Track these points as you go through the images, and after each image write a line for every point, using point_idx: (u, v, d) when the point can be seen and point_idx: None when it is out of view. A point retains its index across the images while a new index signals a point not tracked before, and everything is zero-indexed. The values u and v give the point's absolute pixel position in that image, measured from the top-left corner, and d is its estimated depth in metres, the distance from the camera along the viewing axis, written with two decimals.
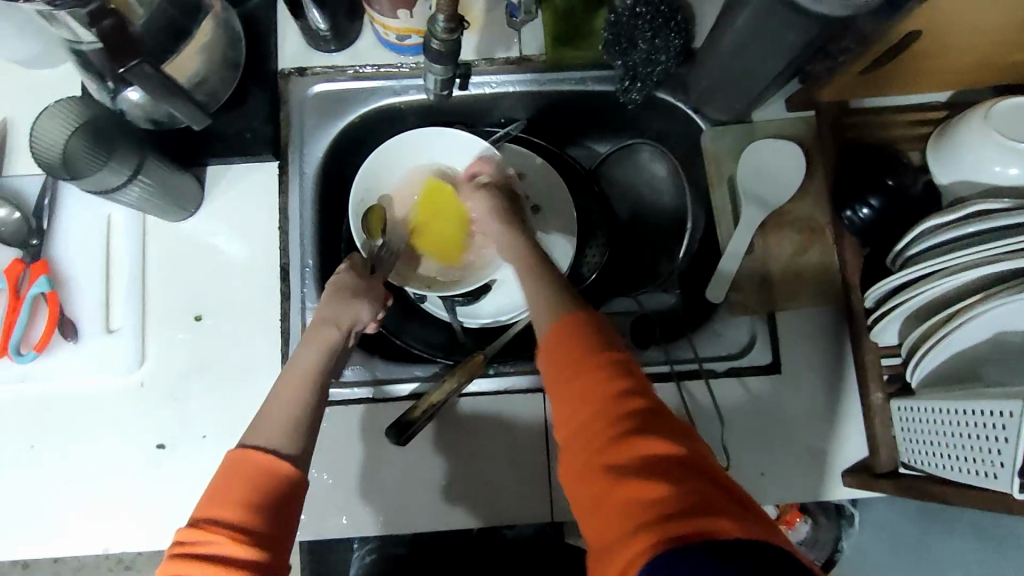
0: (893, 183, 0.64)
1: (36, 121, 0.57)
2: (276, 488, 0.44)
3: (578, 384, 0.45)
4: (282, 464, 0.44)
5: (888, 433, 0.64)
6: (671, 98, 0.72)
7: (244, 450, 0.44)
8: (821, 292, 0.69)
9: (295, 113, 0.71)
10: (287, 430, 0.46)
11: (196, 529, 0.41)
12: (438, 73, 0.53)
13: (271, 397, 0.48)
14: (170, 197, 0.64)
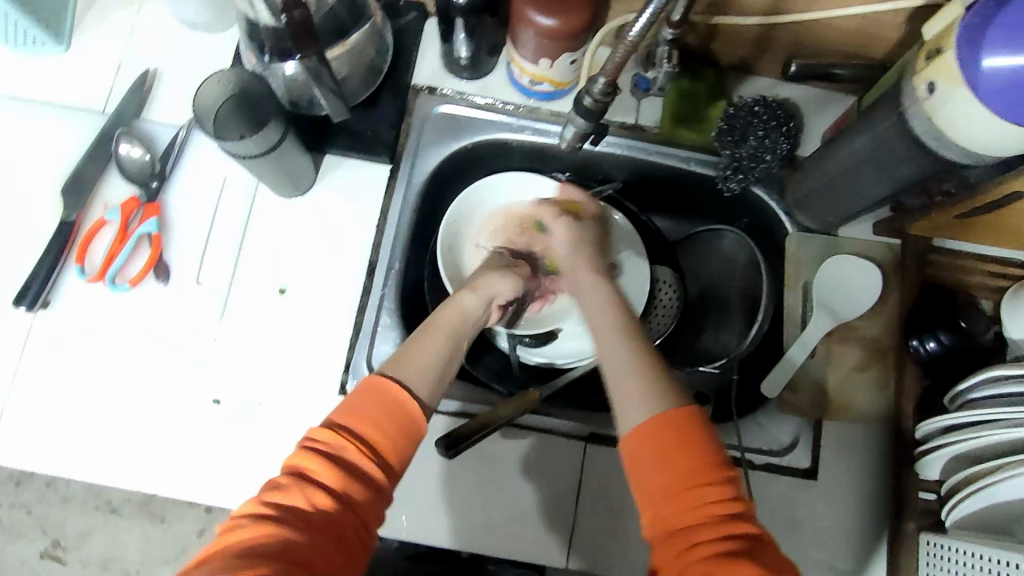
0: (966, 326, 0.67)
1: (203, 83, 0.63)
2: (404, 422, 0.50)
3: (686, 495, 0.46)
4: (413, 406, 0.50)
5: (912, 565, 0.64)
6: (766, 195, 0.75)
7: (384, 379, 0.51)
8: (872, 412, 0.70)
9: (416, 125, 0.75)
10: (426, 368, 0.54)
11: (331, 432, 0.48)
12: (579, 126, 0.61)
13: (413, 340, 0.56)
14: (286, 174, 0.68)
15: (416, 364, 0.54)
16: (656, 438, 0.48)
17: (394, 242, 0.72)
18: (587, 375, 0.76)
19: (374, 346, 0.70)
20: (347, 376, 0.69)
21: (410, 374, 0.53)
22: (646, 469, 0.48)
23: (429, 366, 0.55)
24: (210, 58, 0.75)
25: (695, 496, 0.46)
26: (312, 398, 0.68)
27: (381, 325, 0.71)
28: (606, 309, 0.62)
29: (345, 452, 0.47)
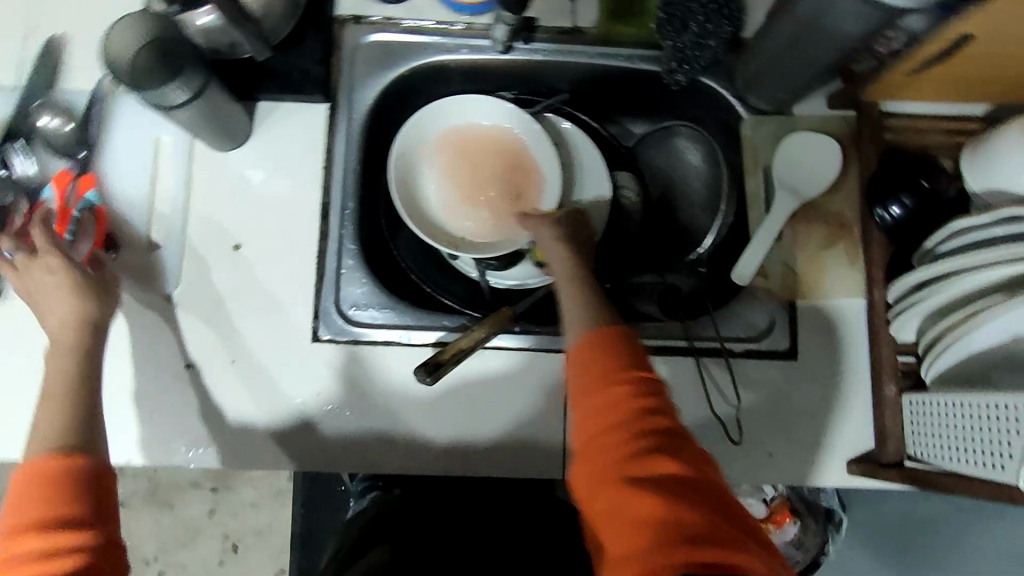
0: (927, 184, 0.65)
1: (109, 31, 0.57)
2: (76, 482, 0.46)
3: (610, 398, 0.47)
4: (73, 460, 0.47)
5: (898, 426, 0.66)
6: (715, 84, 0.74)
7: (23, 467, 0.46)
8: (844, 286, 0.71)
9: (348, 59, 0.72)
10: (55, 438, 0.48)
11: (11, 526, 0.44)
12: (508, 19, 0.66)
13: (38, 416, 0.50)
14: (220, 124, 0.66)
15: (56, 366, 0.53)
16: (588, 361, 0.49)
17: (344, 182, 0.70)
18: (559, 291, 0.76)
19: (343, 290, 0.69)
20: (318, 322, 0.68)
21: (35, 449, 0.48)
22: (577, 392, 0.49)
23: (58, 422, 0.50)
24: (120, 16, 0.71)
25: (620, 409, 0.47)
26: (284, 350, 0.67)
27: (345, 268, 0.70)
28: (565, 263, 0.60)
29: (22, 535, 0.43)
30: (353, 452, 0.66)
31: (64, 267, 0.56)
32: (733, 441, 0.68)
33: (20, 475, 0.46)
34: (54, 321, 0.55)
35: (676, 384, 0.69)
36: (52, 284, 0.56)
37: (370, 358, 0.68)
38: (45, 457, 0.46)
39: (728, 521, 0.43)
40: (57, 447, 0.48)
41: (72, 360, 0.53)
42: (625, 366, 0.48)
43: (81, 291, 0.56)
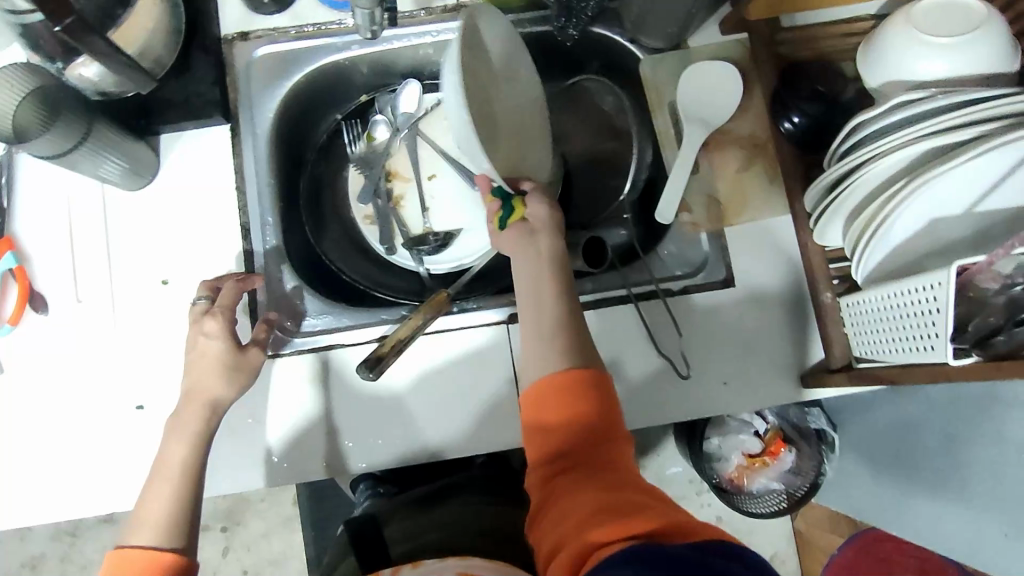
0: (824, 88, 0.67)
1: None
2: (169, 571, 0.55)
3: (560, 408, 0.55)
4: (165, 556, 0.55)
5: (841, 331, 0.67)
6: (608, 32, 0.74)
7: (127, 551, 0.55)
8: (767, 205, 0.71)
9: (241, 76, 0.72)
10: (164, 531, 0.56)
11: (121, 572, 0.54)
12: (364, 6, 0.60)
13: (145, 494, 0.58)
14: (125, 162, 0.65)
15: (176, 450, 0.59)
16: (557, 397, 0.55)
17: (261, 199, 0.71)
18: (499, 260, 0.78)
19: (282, 302, 0.70)
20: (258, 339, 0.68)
21: (141, 535, 0.56)
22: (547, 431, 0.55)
23: (165, 509, 0.57)
24: None
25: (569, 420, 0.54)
26: None
27: (275, 281, 0.70)
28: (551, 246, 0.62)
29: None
30: (317, 459, 0.67)
31: (223, 336, 0.61)
32: (686, 376, 0.69)
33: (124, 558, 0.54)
34: (193, 394, 0.60)
35: (622, 332, 0.70)
36: (211, 352, 0.61)
37: (316, 364, 0.67)
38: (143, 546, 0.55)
39: (658, 502, 0.48)
40: (153, 544, 0.55)
41: (190, 444, 0.59)
42: (594, 400, 0.55)
43: (229, 369, 0.61)
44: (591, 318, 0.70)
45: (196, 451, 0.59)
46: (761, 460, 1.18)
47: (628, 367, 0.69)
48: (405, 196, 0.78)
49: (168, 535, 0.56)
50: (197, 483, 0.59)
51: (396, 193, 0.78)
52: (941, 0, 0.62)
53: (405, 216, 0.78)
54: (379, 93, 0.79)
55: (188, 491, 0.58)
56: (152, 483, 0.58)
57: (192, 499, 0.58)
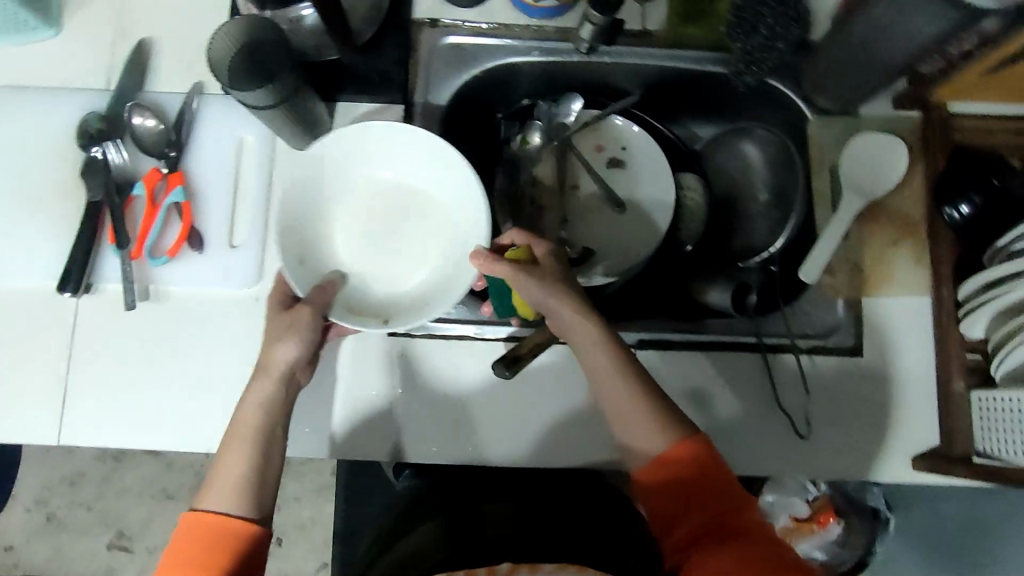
0: (999, 183, 0.66)
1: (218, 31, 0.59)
2: (240, 539, 0.56)
3: (672, 474, 0.56)
4: (235, 523, 0.56)
5: (966, 422, 0.67)
6: (782, 85, 0.75)
7: (199, 514, 0.56)
8: (908, 284, 0.72)
9: (423, 62, 0.74)
10: (238, 493, 0.57)
11: (194, 537, 0.55)
12: (594, 21, 0.65)
13: (219, 457, 0.58)
14: (293, 128, 0.68)
15: (251, 413, 0.59)
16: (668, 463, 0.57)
17: None
18: (632, 282, 0.78)
19: None
20: None
21: (215, 501, 0.57)
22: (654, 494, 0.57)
23: (240, 475, 0.57)
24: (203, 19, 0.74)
25: (683, 485, 0.56)
26: (363, 342, 0.69)
27: None
28: (575, 322, 0.59)
29: (207, 551, 0.55)
30: (428, 442, 0.68)
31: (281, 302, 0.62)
32: (802, 436, 0.69)
33: (195, 522, 0.56)
34: (267, 364, 0.59)
35: (743, 379, 0.71)
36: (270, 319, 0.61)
37: (448, 350, 0.70)
38: (215, 513, 0.56)
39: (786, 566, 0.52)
40: (228, 509, 0.56)
41: (261, 407, 0.59)
42: (704, 457, 0.56)
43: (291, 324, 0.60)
44: (715, 360, 0.71)
45: (264, 422, 0.59)
46: (809, 528, 1.12)
47: (743, 413, 0.70)
48: (547, 206, 0.81)
49: (238, 497, 0.57)
50: (272, 445, 0.59)
51: (540, 203, 0.81)
52: None
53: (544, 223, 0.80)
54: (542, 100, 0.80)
55: (261, 455, 0.58)
56: (227, 446, 0.58)
57: (267, 462, 0.59)
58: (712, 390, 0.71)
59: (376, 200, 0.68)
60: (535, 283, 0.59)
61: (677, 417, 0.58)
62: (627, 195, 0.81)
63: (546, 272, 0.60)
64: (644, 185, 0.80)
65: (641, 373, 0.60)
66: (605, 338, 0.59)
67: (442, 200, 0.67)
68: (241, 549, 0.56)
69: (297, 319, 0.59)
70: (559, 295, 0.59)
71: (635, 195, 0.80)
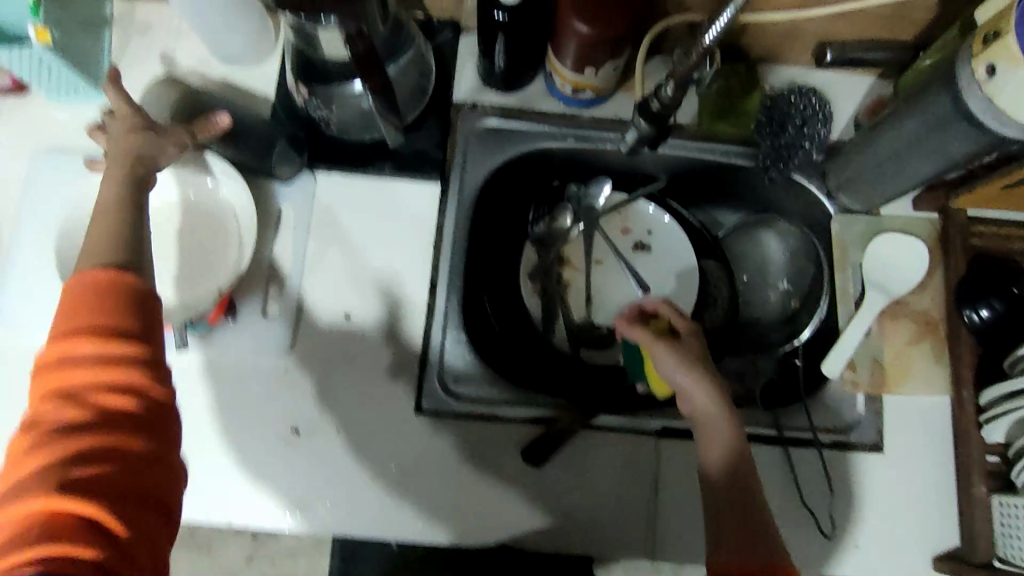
0: (1019, 292, 0.68)
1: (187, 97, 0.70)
2: (121, 291, 0.51)
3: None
4: (119, 271, 0.51)
5: (987, 526, 0.67)
6: (808, 182, 0.77)
7: (90, 272, 0.51)
8: (929, 383, 0.73)
9: (461, 143, 0.76)
10: (111, 249, 0.53)
11: (64, 341, 0.49)
12: (642, 130, 0.67)
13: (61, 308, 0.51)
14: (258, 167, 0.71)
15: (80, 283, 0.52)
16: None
17: (451, 262, 0.73)
18: None
19: (450, 358, 0.72)
20: (421, 394, 0.70)
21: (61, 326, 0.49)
22: None
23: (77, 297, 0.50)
24: (246, 90, 0.76)
25: None
26: (390, 416, 0.70)
27: (449, 343, 0.72)
28: (703, 402, 0.60)
29: (82, 373, 0.48)
30: (447, 523, 0.68)
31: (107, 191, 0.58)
32: (824, 532, 0.69)
33: (71, 289, 0.50)
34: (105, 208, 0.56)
35: (765, 472, 0.71)
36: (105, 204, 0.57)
37: (473, 429, 0.70)
38: (90, 274, 0.51)
39: None
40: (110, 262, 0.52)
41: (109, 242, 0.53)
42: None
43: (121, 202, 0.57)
44: None
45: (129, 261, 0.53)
46: None
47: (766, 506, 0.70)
48: (573, 284, 0.81)
49: (115, 362, 0.49)
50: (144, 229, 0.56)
51: (565, 280, 0.81)
52: None
53: (569, 299, 0.81)
54: (574, 183, 0.82)
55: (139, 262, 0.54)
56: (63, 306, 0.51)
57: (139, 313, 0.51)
58: None
59: (161, 228, 0.70)
60: (671, 357, 0.62)
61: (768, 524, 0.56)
62: (651, 279, 0.82)
63: (684, 347, 0.63)
64: (668, 270, 0.82)
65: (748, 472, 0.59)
66: (727, 427, 0.60)
67: (221, 217, 0.70)
68: (127, 459, 0.47)
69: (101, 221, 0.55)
70: (693, 374, 0.61)
71: (660, 280, 0.82)
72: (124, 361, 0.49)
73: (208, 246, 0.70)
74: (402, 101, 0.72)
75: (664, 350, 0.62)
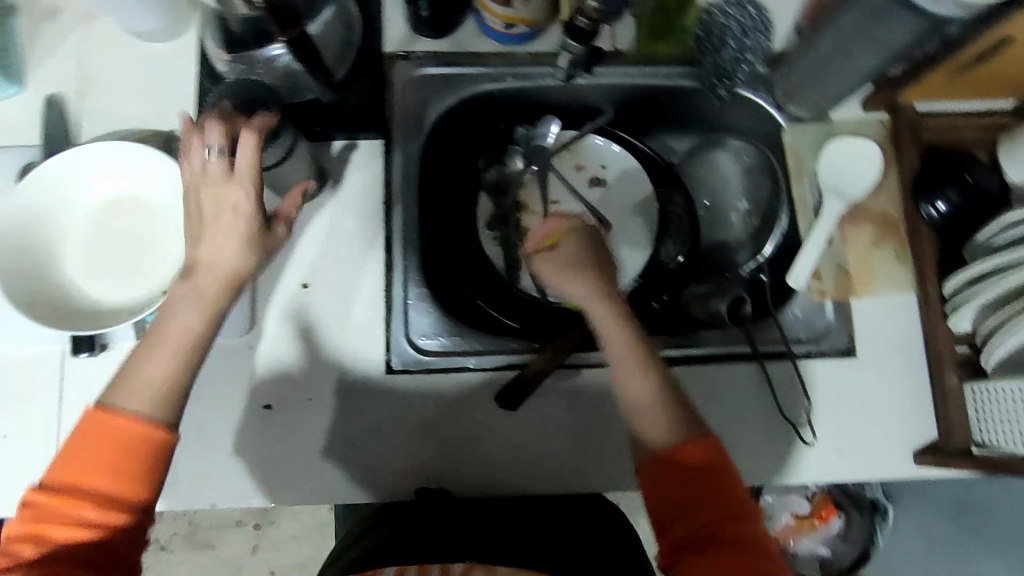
0: (971, 179, 0.68)
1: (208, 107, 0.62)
2: (145, 451, 0.51)
3: (695, 501, 0.53)
4: (150, 429, 0.51)
5: (962, 414, 0.68)
6: (755, 95, 0.76)
7: (105, 413, 0.50)
8: (894, 283, 0.73)
9: (398, 95, 0.74)
10: (160, 398, 0.52)
11: (88, 438, 0.50)
12: (575, 48, 0.67)
13: (136, 358, 0.53)
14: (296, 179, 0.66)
15: (159, 365, 0.52)
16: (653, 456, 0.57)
17: (405, 218, 0.72)
18: None
19: (405, 313, 0.70)
20: (390, 353, 0.69)
21: (126, 401, 0.51)
22: (669, 512, 0.53)
23: (169, 377, 0.52)
24: (171, 65, 0.72)
25: (707, 509, 0.53)
26: (362, 381, 0.68)
27: (411, 300, 0.71)
28: (599, 303, 0.59)
29: (83, 515, 0.48)
30: (432, 478, 0.68)
31: (254, 207, 0.54)
32: (806, 442, 0.70)
33: (99, 419, 0.50)
34: (206, 267, 0.53)
35: (741, 389, 0.71)
36: (234, 226, 0.53)
37: (448, 384, 0.69)
38: (130, 416, 0.51)
39: None
40: (135, 411, 0.51)
41: (201, 321, 0.53)
42: (723, 489, 0.53)
43: (256, 245, 0.54)
44: (711, 370, 0.71)
45: (188, 355, 0.53)
46: (810, 524, 1.13)
47: (744, 423, 0.71)
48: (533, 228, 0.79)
49: (119, 506, 0.50)
50: (202, 359, 0.54)
51: (524, 225, 0.79)
52: None
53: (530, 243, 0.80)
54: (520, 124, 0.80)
55: (189, 372, 0.53)
56: (144, 347, 0.53)
57: (190, 375, 0.53)
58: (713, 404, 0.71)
59: (106, 228, 0.67)
60: (549, 263, 0.61)
61: (694, 419, 0.56)
62: (610, 214, 0.81)
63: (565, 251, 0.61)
64: (626, 202, 0.81)
65: (658, 366, 0.58)
66: (626, 323, 0.59)
67: (160, 205, 0.67)
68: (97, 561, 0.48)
69: (190, 293, 0.53)
70: (574, 271, 0.60)
71: (619, 215, 0.81)
72: (122, 507, 0.50)
73: (150, 237, 0.67)
74: (326, 58, 0.67)
75: (541, 261, 0.62)
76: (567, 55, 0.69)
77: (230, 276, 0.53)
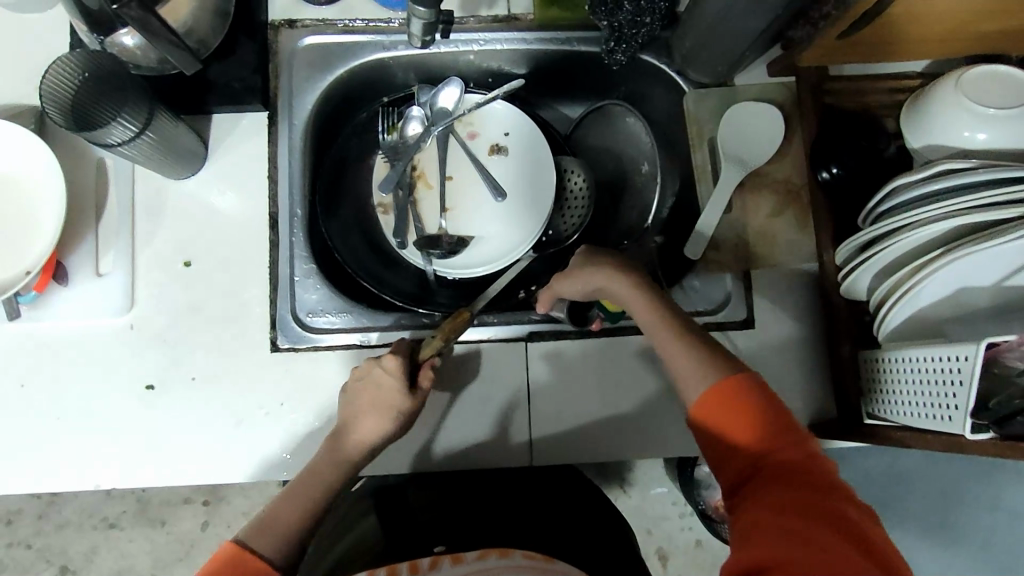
0: (867, 144, 0.66)
1: (50, 71, 0.57)
2: None
3: (746, 432, 0.52)
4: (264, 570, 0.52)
5: (856, 385, 0.67)
6: (655, 60, 0.74)
7: (238, 548, 0.53)
8: (795, 253, 0.72)
9: (284, 65, 0.72)
10: (284, 533, 0.56)
11: (221, 564, 0.52)
12: (422, 16, 0.57)
13: (283, 494, 0.59)
14: (165, 155, 0.64)
15: (293, 505, 0.58)
16: (713, 403, 0.53)
17: (291, 193, 0.70)
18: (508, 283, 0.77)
19: (283, 287, 0.69)
20: (276, 332, 0.68)
21: (258, 541, 0.55)
22: (716, 440, 0.53)
23: (300, 513, 0.58)
24: (47, 37, 0.70)
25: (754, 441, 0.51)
26: (248, 360, 0.67)
27: (299, 276, 0.70)
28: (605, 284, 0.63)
29: None
30: None
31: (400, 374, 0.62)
32: None
33: (230, 549, 0.53)
34: (354, 425, 0.62)
35: (638, 363, 0.70)
36: (387, 385, 0.62)
37: (336, 362, 0.67)
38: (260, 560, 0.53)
39: (837, 545, 0.43)
40: (262, 551, 0.54)
41: (342, 466, 0.61)
42: (764, 413, 0.52)
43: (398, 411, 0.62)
44: (602, 346, 0.70)
45: (332, 492, 0.60)
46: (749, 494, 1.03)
47: (641, 397, 0.70)
48: (426, 197, 0.78)
49: None
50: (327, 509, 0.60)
51: (416, 194, 0.78)
52: (987, 68, 0.62)
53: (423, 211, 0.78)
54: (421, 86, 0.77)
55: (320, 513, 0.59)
56: (294, 485, 0.59)
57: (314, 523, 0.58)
58: (609, 379, 0.70)
59: None
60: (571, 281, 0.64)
61: (725, 360, 0.56)
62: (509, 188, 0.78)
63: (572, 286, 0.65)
64: (525, 175, 0.78)
65: (681, 322, 0.59)
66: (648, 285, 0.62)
67: (28, 184, 0.64)
68: None
69: (359, 428, 0.61)
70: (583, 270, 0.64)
71: (517, 190, 0.78)
72: None
73: (21, 218, 0.64)
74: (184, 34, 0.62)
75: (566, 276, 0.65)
76: (416, 22, 0.58)
77: (369, 442, 0.61)
